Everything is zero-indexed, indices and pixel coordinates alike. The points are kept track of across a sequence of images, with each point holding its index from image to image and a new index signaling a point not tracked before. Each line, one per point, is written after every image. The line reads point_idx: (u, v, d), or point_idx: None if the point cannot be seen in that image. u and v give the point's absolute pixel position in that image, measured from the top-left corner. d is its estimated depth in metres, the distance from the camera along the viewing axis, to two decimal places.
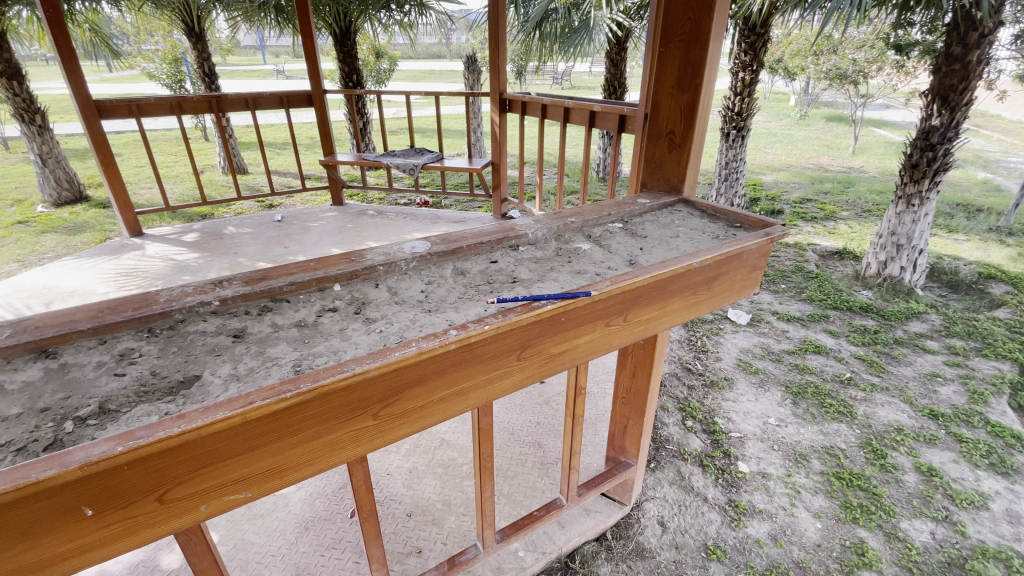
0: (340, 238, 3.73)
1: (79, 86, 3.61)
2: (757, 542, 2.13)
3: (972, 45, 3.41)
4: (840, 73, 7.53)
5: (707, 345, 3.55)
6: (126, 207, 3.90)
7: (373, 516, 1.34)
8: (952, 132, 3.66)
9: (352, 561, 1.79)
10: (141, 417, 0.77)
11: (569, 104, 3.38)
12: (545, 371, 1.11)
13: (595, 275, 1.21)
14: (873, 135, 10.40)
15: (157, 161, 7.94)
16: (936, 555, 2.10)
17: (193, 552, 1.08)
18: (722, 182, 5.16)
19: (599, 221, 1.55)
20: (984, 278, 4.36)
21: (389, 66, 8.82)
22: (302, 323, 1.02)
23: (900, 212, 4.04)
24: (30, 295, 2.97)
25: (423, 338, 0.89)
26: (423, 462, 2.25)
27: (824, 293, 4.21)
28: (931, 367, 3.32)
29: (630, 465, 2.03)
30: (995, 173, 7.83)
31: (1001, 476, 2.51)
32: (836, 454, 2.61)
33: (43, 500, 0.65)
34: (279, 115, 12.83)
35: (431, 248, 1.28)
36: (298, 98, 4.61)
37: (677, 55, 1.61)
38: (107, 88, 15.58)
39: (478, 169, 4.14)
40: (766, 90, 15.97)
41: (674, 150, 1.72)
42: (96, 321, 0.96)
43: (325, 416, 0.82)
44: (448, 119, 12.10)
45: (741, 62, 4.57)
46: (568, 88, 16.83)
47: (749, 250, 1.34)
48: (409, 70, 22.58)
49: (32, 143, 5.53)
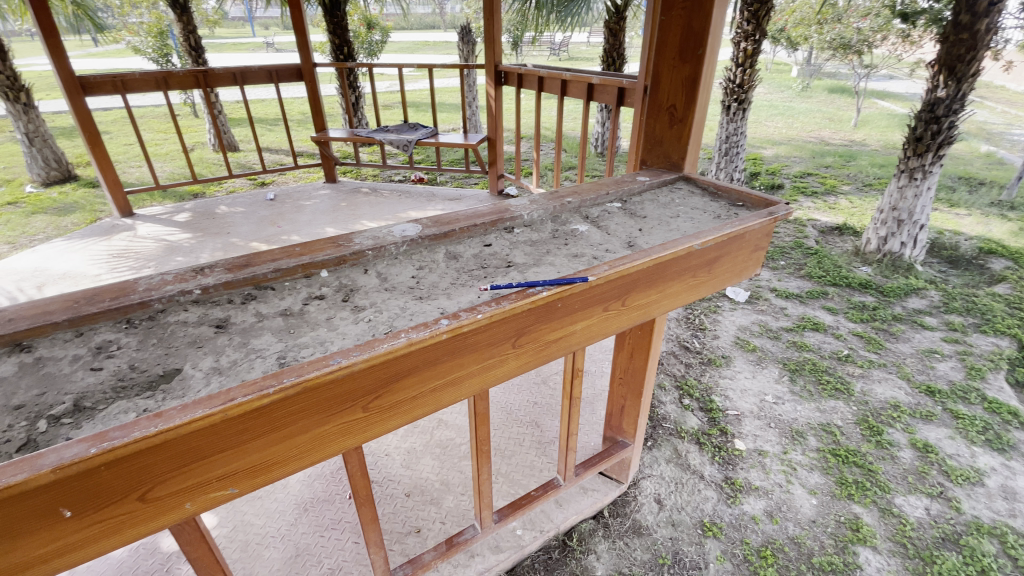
0: (334, 217, 3.67)
1: (62, 61, 3.47)
2: (753, 519, 2.15)
3: (980, 14, 3.31)
4: (845, 43, 7.36)
5: (705, 323, 3.53)
6: (116, 187, 3.81)
7: (370, 501, 1.33)
8: (958, 104, 3.57)
9: (352, 541, 1.80)
10: (120, 414, 0.75)
11: (567, 76, 3.26)
12: (541, 359, 1.08)
13: (593, 258, 1.17)
14: (877, 107, 10.22)
15: (146, 139, 7.76)
16: (931, 531, 2.12)
17: (187, 540, 1.07)
18: (723, 157, 5.06)
19: (597, 201, 1.50)
20: (985, 253, 4.33)
21: (381, 38, 8.62)
22: (288, 311, 0.98)
23: (902, 186, 3.97)
24: (21, 278, 2.91)
25: (413, 328, 0.86)
26: (422, 443, 2.24)
27: (824, 270, 4.18)
28: (929, 343, 3.32)
29: (627, 445, 2.02)
30: (997, 145, 7.73)
31: (997, 452, 2.53)
32: (832, 431, 2.61)
33: (17, 503, 0.62)
34: (270, 91, 12.60)
35: (422, 231, 1.23)
36: (288, 72, 4.45)
37: (679, 24, 1.53)
38: (90, 63, 15.19)
39: (474, 145, 4.03)
40: (767, 60, 15.63)
41: (675, 125, 1.66)
42: (72, 313, 0.92)
43: (313, 410, 0.80)
44: (442, 92, 11.85)
45: (743, 31, 4.42)
46: (566, 59, 16.49)
47: (751, 230, 1.30)
48: (403, 41, 21.98)
49: (17, 122, 5.38)
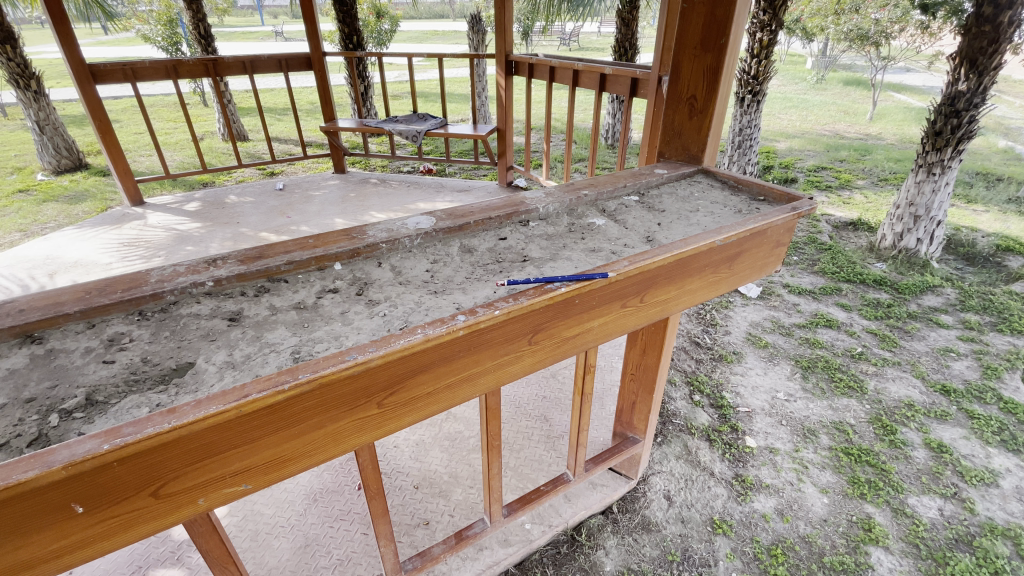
0: (343, 208, 3.64)
1: (72, 48, 3.44)
2: (763, 517, 2.13)
3: (1004, 5, 3.22)
4: (862, 34, 7.20)
5: (716, 318, 3.48)
6: (126, 176, 3.80)
7: (381, 495, 1.31)
8: (979, 98, 3.47)
9: (361, 532, 1.80)
10: (131, 410, 0.74)
11: (579, 66, 3.18)
12: (556, 356, 1.06)
13: (611, 254, 1.15)
14: (893, 100, 10.02)
15: (156, 128, 7.77)
16: (943, 532, 2.09)
17: (198, 532, 1.06)
18: (735, 150, 4.97)
19: (614, 194, 1.47)
20: (1002, 250, 4.25)
21: (391, 27, 8.55)
22: (301, 305, 0.97)
23: (919, 181, 3.88)
24: (33, 266, 2.92)
25: (429, 324, 0.84)
26: (431, 435, 2.23)
27: (837, 265, 4.11)
28: (944, 342, 3.26)
29: (637, 440, 2.00)
30: (1016, 140, 7.57)
31: (1012, 453, 2.49)
32: (845, 430, 2.58)
33: (29, 499, 0.61)
34: (278, 80, 12.63)
35: (436, 224, 1.21)
36: (298, 60, 4.40)
37: (702, 11, 1.48)
38: (98, 51, 15.19)
39: (484, 136, 3.97)
40: (781, 52, 15.33)
41: (694, 116, 1.63)
42: (83, 304, 0.91)
43: (328, 406, 0.78)
44: (450, 83, 11.78)
45: (759, 21, 4.30)
46: (575, 50, 16.42)
47: (774, 225, 1.26)
48: (412, 31, 21.87)
49: (28, 110, 5.40)
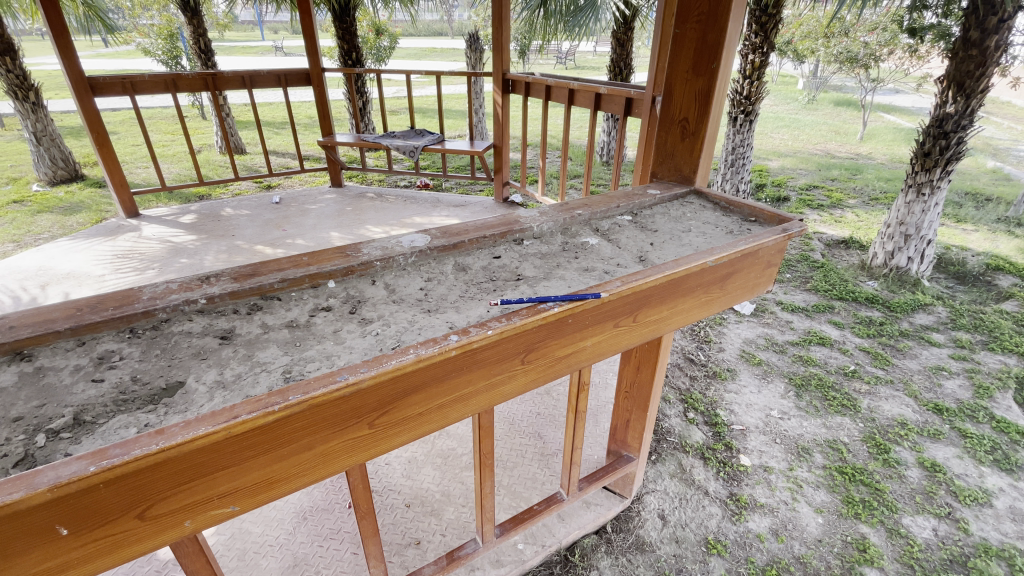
0: (339, 222, 3.65)
1: (71, 60, 3.45)
2: (758, 537, 2.11)
3: (990, 30, 3.29)
4: (851, 56, 7.38)
5: (710, 335, 3.50)
6: (122, 187, 3.78)
7: (372, 513, 1.29)
8: (967, 120, 3.53)
9: (350, 552, 1.77)
10: (119, 430, 0.73)
11: (575, 85, 3.22)
12: (550, 375, 1.06)
13: (604, 273, 1.15)
14: (884, 121, 10.22)
15: (153, 140, 7.81)
16: (939, 552, 2.08)
17: (185, 553, 1.04)
18: (728, 168, 5.04)
19: (608, 213, 1.49)
20: (992, 269, 4.29)
21: (390, 44, 8.68)
22: (294, 323, 0.97)
23: (909, 201, 3.92)
24: (25, 277, 2.90)
25: (422, 344, 0.84)
26: (423, 452, 2.21)
27: (830, 283, 4.15)
28: (936, 360, 3.27)
29: (631, 459, 1.98)
30: (1004, 161, 7.71)
31: (1006, 472, 2.49)
32: (839, 448, 2.57)
33: (14, 522, 0.60)
34: (276, 93, 12.73)
35: (431, 242, 1.22)
36: (297, 76, 4.43)
37: (694, 37, 1.52)
38: (99, 64, 15.34)
39: (479, 151, 3.99)
40: (772, 73, 15.61)
41: (687, 138, 1.65)
42: (74, 321, 0.91)
43: (319, 426, 0.78)
44: (449, 99, 11.92)
45: (751, 43, 4.40)
46: (572, 69, 16.61)
47: (765, 246, 1.28)
48: (411, 49, 22.33)
49: (25, 120, 5.41)
